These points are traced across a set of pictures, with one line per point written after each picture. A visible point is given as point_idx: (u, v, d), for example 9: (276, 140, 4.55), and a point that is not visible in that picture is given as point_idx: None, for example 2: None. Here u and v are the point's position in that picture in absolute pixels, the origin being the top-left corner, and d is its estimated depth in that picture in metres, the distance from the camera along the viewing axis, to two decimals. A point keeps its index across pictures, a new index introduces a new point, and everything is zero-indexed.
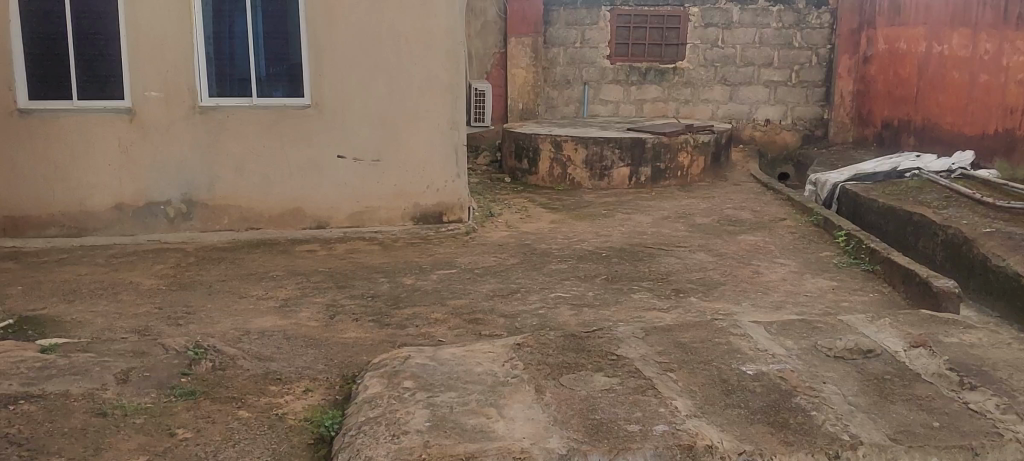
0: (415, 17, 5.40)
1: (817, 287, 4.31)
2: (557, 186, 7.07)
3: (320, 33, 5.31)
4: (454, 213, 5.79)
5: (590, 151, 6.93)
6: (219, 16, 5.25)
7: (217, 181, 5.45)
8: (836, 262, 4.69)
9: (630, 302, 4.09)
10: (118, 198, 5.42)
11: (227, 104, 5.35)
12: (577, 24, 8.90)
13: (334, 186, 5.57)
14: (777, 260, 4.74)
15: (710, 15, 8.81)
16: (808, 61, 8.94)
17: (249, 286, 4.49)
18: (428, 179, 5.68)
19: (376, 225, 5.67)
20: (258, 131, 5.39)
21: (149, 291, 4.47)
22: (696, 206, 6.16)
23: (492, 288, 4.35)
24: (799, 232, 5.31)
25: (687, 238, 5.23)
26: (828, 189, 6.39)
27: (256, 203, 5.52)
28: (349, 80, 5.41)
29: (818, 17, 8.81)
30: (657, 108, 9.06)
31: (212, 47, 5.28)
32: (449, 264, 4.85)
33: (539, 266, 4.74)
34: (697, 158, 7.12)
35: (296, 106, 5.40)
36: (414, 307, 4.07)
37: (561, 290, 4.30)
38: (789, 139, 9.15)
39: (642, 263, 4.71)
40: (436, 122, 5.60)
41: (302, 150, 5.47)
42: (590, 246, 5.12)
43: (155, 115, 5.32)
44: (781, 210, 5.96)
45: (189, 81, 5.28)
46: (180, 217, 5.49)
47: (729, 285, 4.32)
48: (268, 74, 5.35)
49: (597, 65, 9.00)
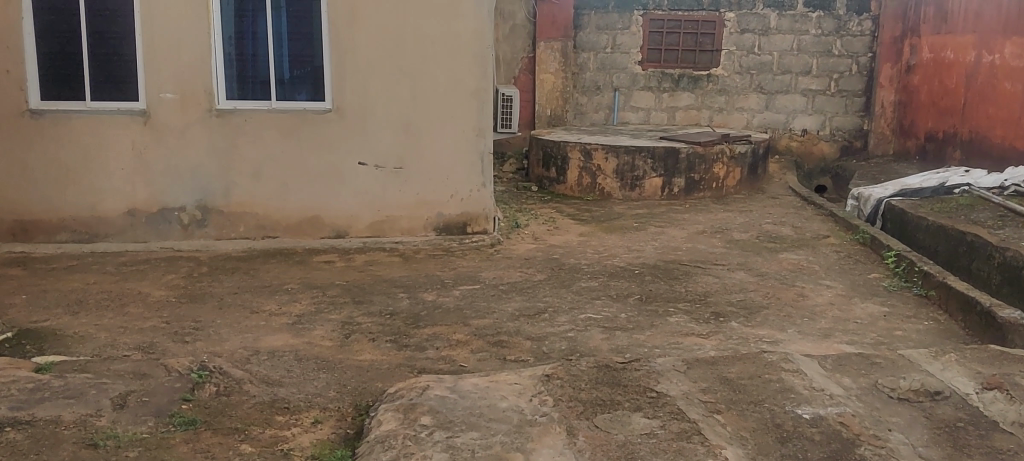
0: (441, 19, 5.16)
1: (868, 313, 4.01)
2: (585, 196, 6.80)
3: (341, 35, 5.07)
4: (479, 224, 5.53)
5: (621, 160, 6.64)
6: (241, 15, 5.03)
7: (233, 187, 5.23)
8: (887, 285, 4.38)
9: (665, 326, 3.81)
10: (131, 203, 5.21)
11: (245, 107, 5.13)
12: (608, 28, 8.64)
13: (355, 194, 5.33)
14: (822, 282, 4.44)
15: (746, 21, 8.52)
16: (848, 70, 8.60)
17: (261, 300, 4.25)
18: (452, 188, 5.42)
19: (397, 235, 5.43)
20: (276, 136, 5.17)
21: (157, 304, 4.25)
22: (733, 220, 5.87)
23: (517, 308, 4.08)
24: (844, 251, 5.00)
25: (724, 256, 4.93)
26: (872, 205, 6.09)
27: (273, 211, 5.29)
28: (371, 83, 5.17)
29: (858, 24, 8.48)
30: (690, 116, 8.77)
31: (234, 47, 5.08)
32: (472, 279, 4.60)
33: (567, 283, 4.47)
34: (733, 169, 6.82)
35: (317, 110, 5.17)
36: (435, 327, 3.82)
37: (592, 310, 4.03)
38: (827, 150, 8.81)
39: (678, 283, 4.43)
40: (462, 129, 5.35)
41: (321, 156, 5.24)
42: (621, 262, 4.85)
43: (170, 118, 5.11)
44: (824, 226, 5.66)
45: (207, 83, 5.07)
46: (194, 223, 5.27)
47: (772, 310, 4.03)
48: (291, 76, 5.14)
49: (628, 71, 8.72)
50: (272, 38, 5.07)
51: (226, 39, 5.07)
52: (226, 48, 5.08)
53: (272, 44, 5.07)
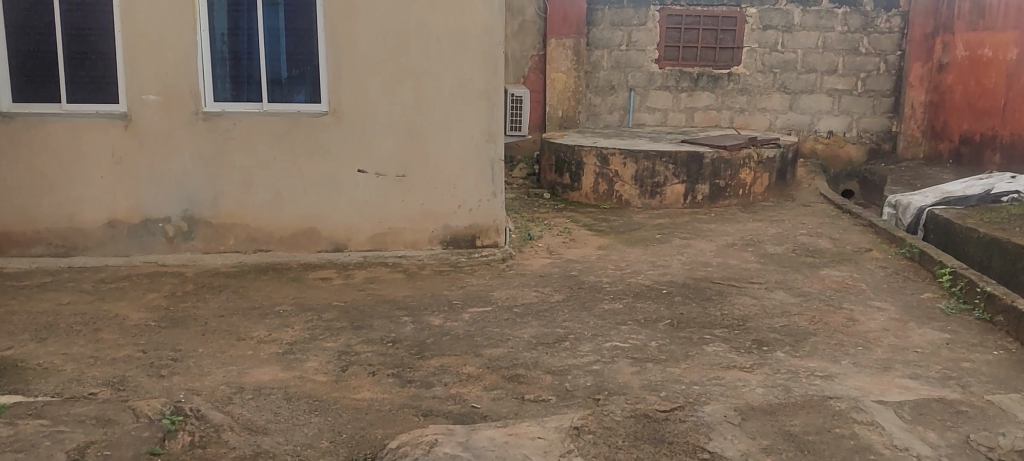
0: (448, 13, 4.72)
1: (928, 341, 3.57)
2: (602, 204, 6.38)
3: (339, 31, 4.65)
4: (489, 237, 5.08)
5: (641, 166, 6.21)
6: (233, 9, 4.61)
7: (221, 197, 4.81)
8: (944, 308, 3.94)
9: (702, 357, 3.38)
10: (111, 214, 4.79)
11: (234, 110, 4.70)
12: (623, 25, 8.21)
13: (354, 204, 4.90)
14: (872, 303, 4.01)
15: (768, 17, 8.08)
16: (876, 69, 8.15)
17: (250, 325, 3.83)
18: (459, 197, 4.98)
19: (400, 248, 4.99)
20: (268, 141, 4.75)
21: (135, 329, 3.82)
22: (763, 231, 5.43)
23: (534, 334, 3.65)
24: (891, 266, 4.56)
25: (760, 273, 4.49)
26: (912, 214, 5.65)
27: (265, 222, 4.87)
28: (371, 84, 4.74)
29: (887, 20, 8.02)
30: (709, 117, 8.34)
31: (228, 44, 4.66)
32: (484, 299, 4.16)
33: (588, 305, 4.03)
34: (761, 175, 6.39)
35: (314, 113, 4.74)
36: (442, 357, 3.38)
37: (618, 338, 3.59)
38: (854, 153, 8.37)
39: (712, 304, 4.00)
40: (470, 133, 4.90)
41: (317, 163, 4.81)
42: (647, 280, 4.41)
43: (153, 122, 4.69)
44: (864, 238, 5.22)
45: (193, 84, 4.65)
46: (180, 236, 4.85)
47: (820, 338, 3.60)
48: (288, 76, 4.71)
49: (644, 70, 8.29)
50: (267, 34, 4.64)
51: (219, 35, 4.65)
52: (218, 45, 4.66)
53: (266, 40, 4.65)
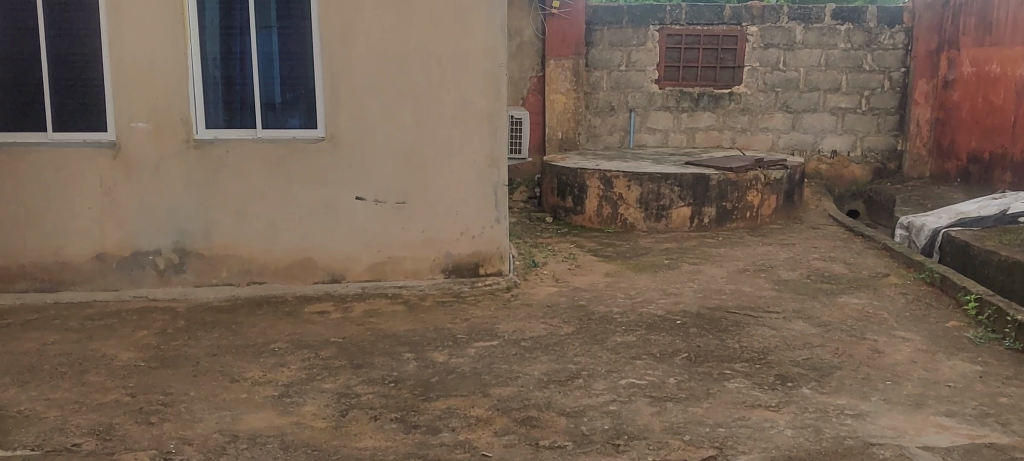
0: (448, 34, 4.56)
1: (959, 374, 3.39)
2: (607, 228, 6.21)
3: (335, 53, 4.49)
4: (493, 265, 4.87)
5: (645, 188, 6.04)
6: (226, 33, 4.46)
7: (213, 227, 4.62)
8: (972, 337, 3.76)
9: (724, 395, 3.19)
10: (99, 247, 4.60)
11: (226, 137, 4.53)
12: (622, 45, 8.08)
13: (351, 233, 4.70)
14: (896, 334, 3.83)
15: (769, 35, 7.96)
16: (880, 86, 8.01)
17: (244, 365, 3.63)
18: (462, 224, 4.78)
19: (400, 278, 4.79)
20: (262, 168, 4.56)
21: (123, 370, 3.62)
22: (775, 256, 5.26)
23: (545, 371, 3.45)
24: (911, 293, 4.39)
25: (776, 301, 4.31)
26: (927, 236, 5.48)
27: (259, 253, 4.67)
28: (369, 108, 4.57)
29: (890, 37, 7.89)
30: (711, 137, 8.19)
31: (221, 69, 4.49)
32: (489, 333, 3.97)
33: (600, 338, 3.84)
34: (769, 196, 6.23)
35: (309, 139, 4.56)
36: (448, 399, 3.19)
37: (633, 374, 3.40)
38: (859, 172, 8.21)
39: (729, 336, 3.82)
40: (473, 157, 4.72)
41: (313, 190, 4.62)
42: (659, 310, 4.22)
43: (142, 150, 4.51)
44: (879, 262, 5.04)
45: (184, 110, 4.47)
46: (170, 268, 4.66)
47: (846, 372, 3.42)
48: (282, 100, 4.55)
49: (645, 91, 8.14)
50: (261, 59, 4.47)
51: (211, 60, 4.48)
52: (210, 70, 4.49)
53: (259, 64, 4.48)
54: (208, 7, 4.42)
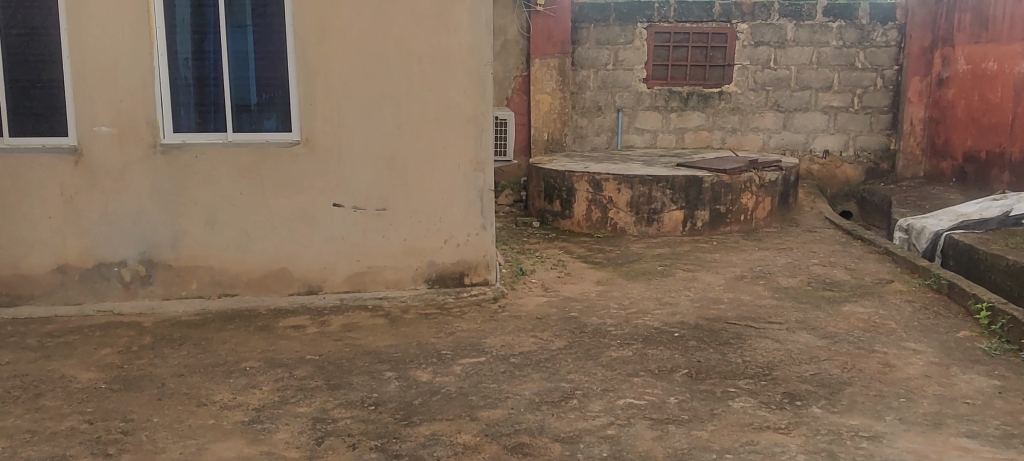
0: (430, 31, 4.32)
1: (977, 389, 3.18)
2: (596, 232, 5.99)
3: (311, 52, 4.24)
4: (479, 273, 4.63)
5: (636, 191, 5.83)
6: (197, 32, 4.20)
7: (182, 237, 4.36)
8: (986, 349, 3.55)
9: (730, 416, 2.97)
10: (61, 258, 4.33)
11: (196, 141, 4.27)
12: (609, 43, 7.86)
13: (328, 242, 4.45)
14: (906, 345, 3.63)
15: (760, 33, 7.77)
16: (873, 84, 7.83)
17: (213, 387, 3.37)
18: (445, 232, 4.54)
19: (381, 289, 4.54)
20: (234, 174, 4.31)
21: (82, 393, 3.36)
22: (772, 262, 5.06)
23: (536, 391, 3.22)
24: (918, 301, 4.19)
25: (777, 311, 4.10)
26: (928, 239, 5.29)
27: (231, 264, 4.41)
28: (346, 110, 4.32)
29: (883, 34, 7.71)
30: (700, 138, 7.99)
31: (192, 70, 4.22)
32: (476, 347, 3.74)
33: (593, 353, 3.60)
34: (763, 199, 6.03)
35: (283, 143, 4.31)
36: (433, 424, 2.95)
37: (631, 393, 3.18)
38: (851, 173, 8.03)
39: (730, 349, 3.60)
40: (457, 161, 4.48)
41: (288, 197, 4.37)
42: (655, 321, 4.00)
43: (106, 156, 4.24)
44: (882, 267, 4.85)
45: (151, 114, 4.21)
46: (137, 281, 4.39)
47: (857, 388, 3.21)
48: (257, 102, 4.28)
49: (632, 90, 7.93)
50: (234, 58, 4.21)
51: (182, 60, 4.22)
52: (180, 71, 4.23)
53: (232, 64, 4.22)
54: (178, 3, 4.16)
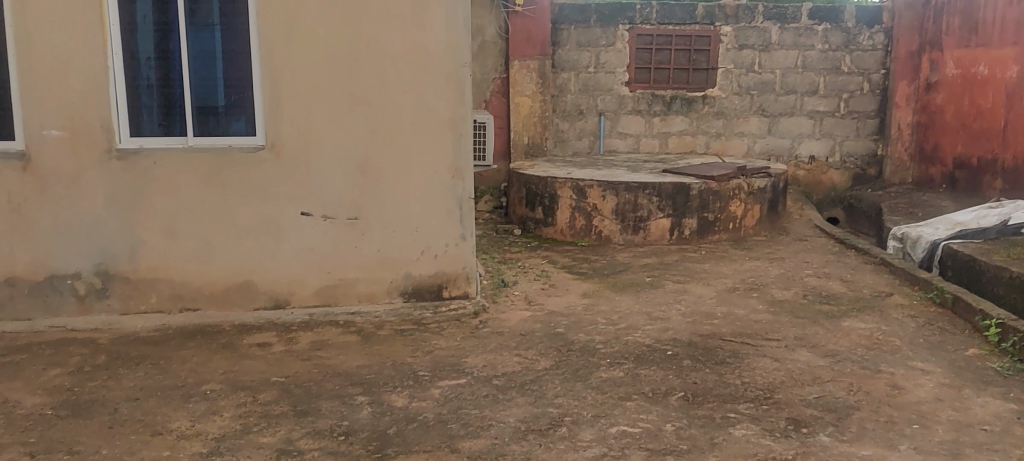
0: (405, 29, 4.07)
1: (994, 414, 2.97)
2: (580, 241, 5.76)
3: (277, 51, 3.97)
4: (458, 286, 4.38)
5: (622, 198, 5.60)
6: (160, 29, 3.91)
7: (141, 247, 4.07)
8: (999, 368, 3.36)
9: (732, 445, 2.74)
10: (9, 270, 4.03)
11: (157, 147, 3.99)
12: (590, 45, 7.64)
13: (297, 253, 4.18)
14: (913, 365, 3.43)
15: (744, 36, 7.58)
16: (859, 89, 7.66)
17: (169, 413, 3.09)
18: (422, 242, 4.29)
19: (353, 303, 4.28)
20: (196, 181, 4.03)
21: (24, 420, 3.06)
22: (764, 273, 4.85)
23: (522, 417, 2.98)
24: (921, 317, 4.00)
25: (775, 327, 3.89)
26: (924, 249, 5.09)
27: (193, 276, 4.13)
28: (315, 113, 4.06)
29: (869, 37, 7.56)
30: (684, 143, 7.80)
31: (156, 70, 3.94)
32: (455, 367, 3.48)
33: (582, 374, 3.36)
34: (752, 206, 5.83)
35: (247, 148, 4.04)
36: (409, 456, 2.69)
37: (625, 420, 2.94)
38: (838, 179, 7.86)
39: (728, 369, 3.37)
40: (434, 168, 4.23)
41: (254, 205, 4.10)
42: (646, 338, 3.77)
43: (57, 161, 3.95)
44: (879, 280, 4.65)
45: (107, 117, 3.93)
46: (92, 294, 4.10)
47: (866, 413, 2.98)
48: (225, 103, 4.02)
49: (615, 93, 7.72)
50: (199, 58, 3.94)
51: (144, 60, 3.93)
52: (143, 71, 3.95)
53: (197, 64, 3.94)
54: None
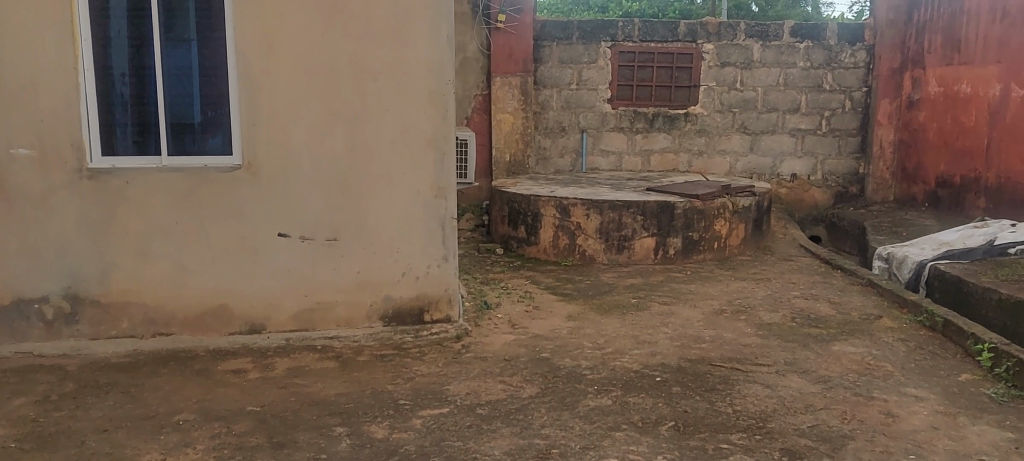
0: (387, 46, 3.97)
1: (992, 443, 2.90)
2: (564, 261, 5.67)
3: (254, 68, 3.86)
4: (441, 309, 4.28)
5: (606, 217, 5.52)
6: (134, 44, 3.81)
7: (112, 270, 3.94)
8: (994, 395, 3.29)
9: None
10: None
11: (130, 166, 3.87)
12: (573, 62, 7.57)
13: (273, 275, 4.06)
14: (906, 391, 3.36)
15: (726, 53, 7.54)
16: (841, 106, 7.64)
17: (138, 446, 2.96)
18: (403, 264, 4.18)
19: (332, 327, 4.16)
20: (169, 201, 3.91)
21: None
22: (751, 294, 4.78)
23: (507, 449, 2.87)
24: (912, 341, 3.94)
25: (764, 351, 3.81)
26: (911, 269, 5.04)
27: (165, 300, 4.00)
28: (293, 131, 3.95)
29: (851, 55, 7.54)
30: (666, 161, 7.74)
31: (131, 86, 3.83)
32: (437, 395, 3.37)
33: (568, 402, 3.26)
34: (736, 226, 5.76)
35: (223, 168, 3.92)
36: None
37: (614, 452, 2.83)
38: (820, 197, 7.83)
39: (718, 397, 3.29)
40: (416, 188, 4.13)
41: (229, 226, 3.97)
42: (634, 363, 3.68)
43: (25, 180, 3.81)
44: (867, 303, 4.59)
45: (77, 136, 3.79)
46: (61, 319, 3.95)
47: (861, 443, 2.90)
48: (202, 120, 3.91)
49: (597, 111, 7.66)
50: (175, 75, 3.84)
51: (118, 76, 3.82)
52: (117, 88, 3.83)
53: (172, 80, 3.84)
54: (113, 13, 3.77)
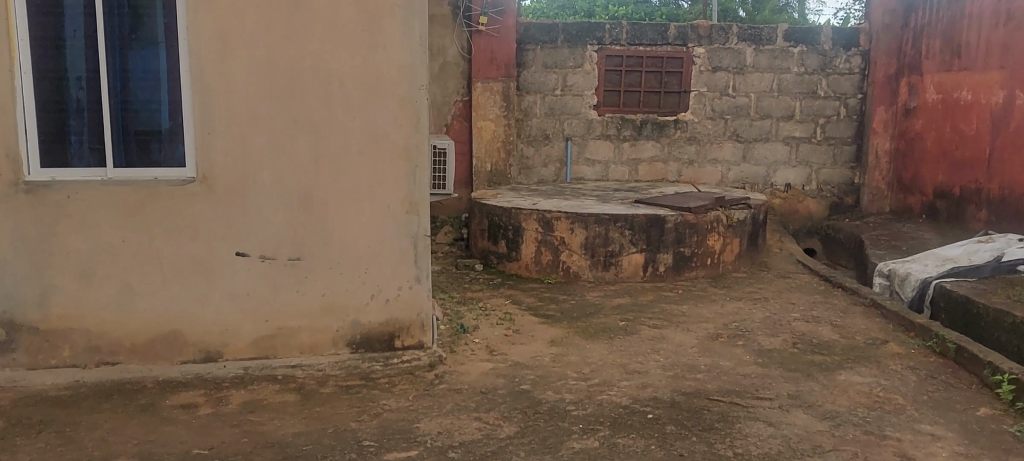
0: (354, 48, 3.65)
1: None
2: (547, 278, 5.35)
3: (209, 72, 3.53)
4: (413, 335, 3.95)
5: (591, 232, 5.21)
6: (88, 46, 3.45)
7: (51, 294, 3.58)
8: (1017, 433, 2.99)
9: None
10: None
11: (77, 179, 3.52)
12: (558, 66, 7.27)
13: (231, 299, 3.72)
14: (921, 429, 3.05)
15: (718, 57, 7.26)
16: (836, 114, 7.37)
17: None
18: (372, 285, 3.85)
19: (295, 355, 3.82)
20: (118, 218, 3.56)
21: None
22: (748, 316, 4.47)
23: None
24: (922, 370, 3.64)
25: (765, 382, 3.49)
26: (914, 288, 4.75)
27: (113, 327, 3.65)
28: (252, 141, 3.61)
29: (846, 60, 7.29)
30: (655, 170, 7.45)
31: (87, 92, 3.48)
32: (406, 435, 3.04)
33: (551, 444, 2.94)
34: (730, 240, 5.46)
35: (176, 182, 3.58)
36: None
37: None
38: (814, 207, 7.54)
39: (718, 438, 2.97)
40: (385, 203, 3.80)
41: (182, 245, 3.63)
42: (623, 397, 3.36)
43: None
44: (872, 326, 4.29)
45: (12, 147, 3.44)
46: None
47: None
48: (170, 127, 3.58)
49: (582, 118, 7.35)
50: (139, 79, 3.52)
51: (74, 80, 3.47)
52: (71, 93, 3.47)
53: (137, 85, 3.52)
54: (69, 11, 3.42)
